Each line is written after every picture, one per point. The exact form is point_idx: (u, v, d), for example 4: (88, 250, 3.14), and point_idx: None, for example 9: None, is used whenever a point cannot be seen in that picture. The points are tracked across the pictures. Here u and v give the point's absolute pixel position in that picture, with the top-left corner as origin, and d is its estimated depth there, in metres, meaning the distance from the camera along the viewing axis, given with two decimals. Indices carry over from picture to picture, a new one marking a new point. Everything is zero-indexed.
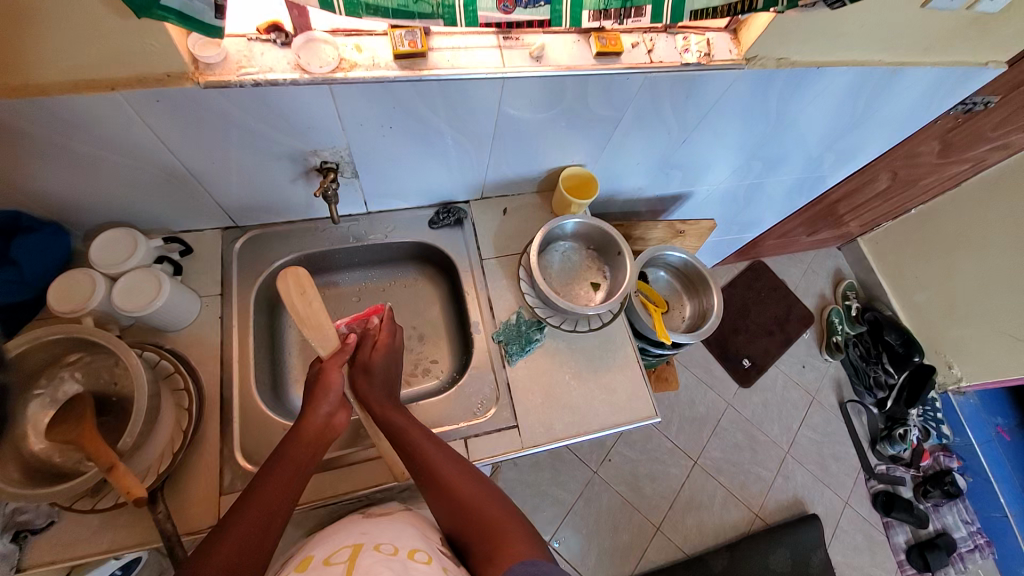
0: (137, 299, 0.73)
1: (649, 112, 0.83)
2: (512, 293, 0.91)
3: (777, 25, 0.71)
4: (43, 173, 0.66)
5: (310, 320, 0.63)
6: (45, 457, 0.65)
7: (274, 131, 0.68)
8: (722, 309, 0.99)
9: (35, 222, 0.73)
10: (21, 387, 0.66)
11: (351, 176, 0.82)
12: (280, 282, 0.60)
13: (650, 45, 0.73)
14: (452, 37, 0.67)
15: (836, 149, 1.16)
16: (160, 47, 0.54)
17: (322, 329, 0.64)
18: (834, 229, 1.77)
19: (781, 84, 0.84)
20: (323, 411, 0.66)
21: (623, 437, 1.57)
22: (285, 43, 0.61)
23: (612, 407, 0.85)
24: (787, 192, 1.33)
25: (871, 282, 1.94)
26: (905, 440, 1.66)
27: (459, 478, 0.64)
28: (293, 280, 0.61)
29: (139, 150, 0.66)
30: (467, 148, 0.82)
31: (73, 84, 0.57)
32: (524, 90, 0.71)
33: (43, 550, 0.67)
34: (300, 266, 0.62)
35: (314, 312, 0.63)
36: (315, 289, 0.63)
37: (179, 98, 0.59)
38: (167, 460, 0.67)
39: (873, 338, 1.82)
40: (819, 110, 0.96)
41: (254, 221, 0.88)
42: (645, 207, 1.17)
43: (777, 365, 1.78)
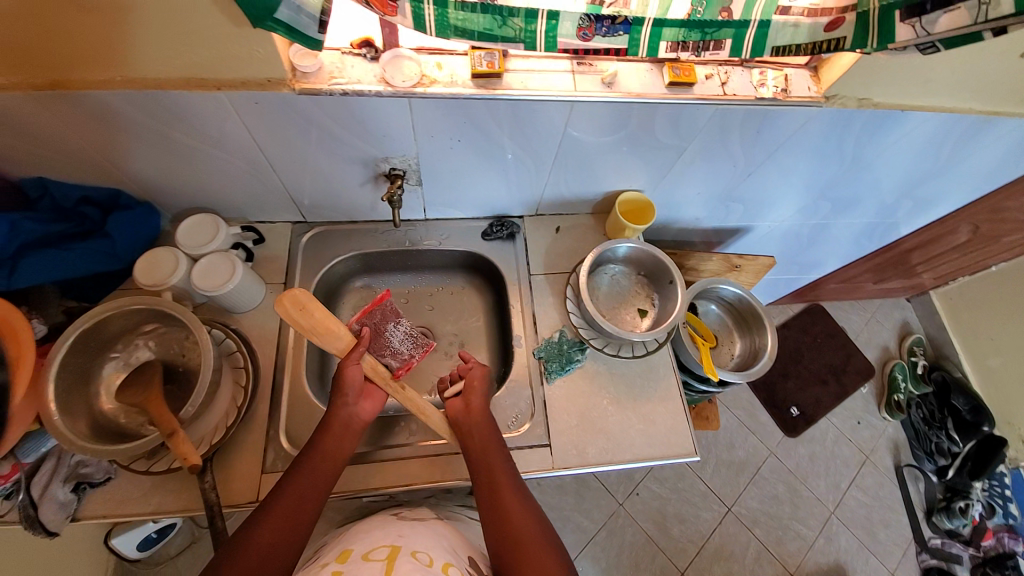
0: (212, 279, 0.79)
1: (715, 143, 0.82)
2: (557, 310, 0.91)
3: (860, 66, 0.68)
4: (148, 159, 0.74)
5: (318, 329, 0.58)
6: (112, 416, 0.71)
7: (353, 137, 0.73)
8: (775, 351, 0.95)
9: (133, 201, 0.82)
10: (100, 350, 0.72)
11: (415, 184, 0.85)
12: (276, 306, 0.55)
13: (724, 77, 0.73)
14: (528, 60, 0.70)
15: (915, 195, 1.09)
16: (264, 54, 0.60)
17: (332, 333, 0.60)
18: (903, 279, 1.65)
19: (860, 126, 0.81)
20: (346, 404, 0.67)
21: (654, 472, 1.52)
22: (374, 57, 0.66)
23: (649, 439, 0.82)
24: (854, 236, 1.27)
25: (941, 340, 1.80)
26: (966, 515, 1.51)
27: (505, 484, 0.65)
28: (292, 302, 0.55)
29: (231, 145, 0.72)
30: (528, 165, 0.84)
31: (186, 82, 0.63)
32: (593, 114, 0.73)
33: (96, 503, 0.72)
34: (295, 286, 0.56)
35: (320, 322, 0.58)
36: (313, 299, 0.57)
37: (274, 101, 0.65)
38: (220, 433, 0.72)
39: (939, 401, 1.69)
40: (899, 154, 0.92)
41: (322, 218, 0.93)
42: (700, 238, 1.14)
43: (828, 418, 1.67)
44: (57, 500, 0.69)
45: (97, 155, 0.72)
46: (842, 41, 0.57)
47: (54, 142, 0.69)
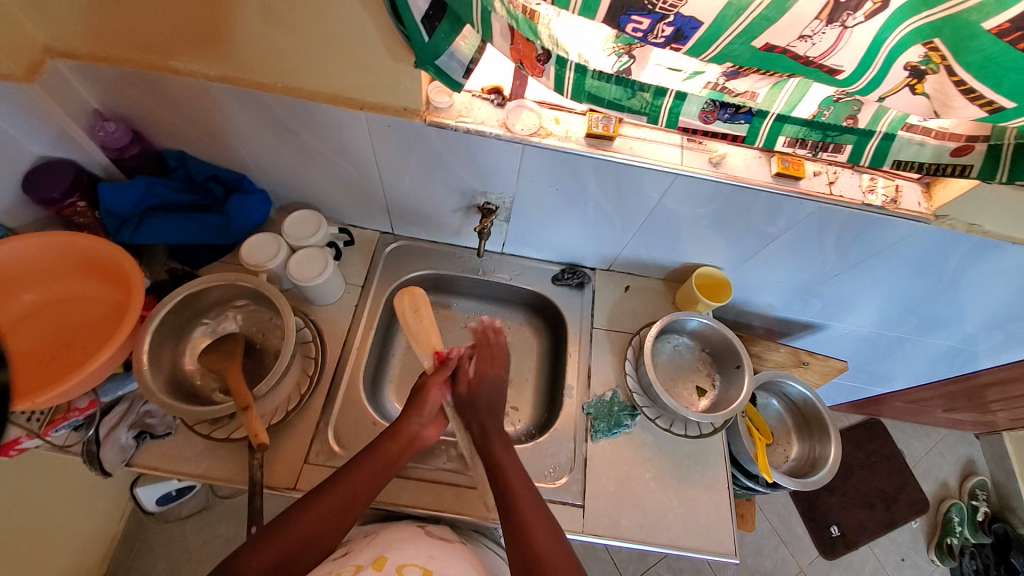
0: (305, 271, 0.84)
1: (809, 238, 0.81)
2: (613, 370, 0.91)
3: (976, 193, 0.67)
4: (276, 153, 0.82)
5: (421, 335, 0.75)
6: (189, 376, 0.76)
7: (462, 169, 0.78)
8: (837, 465, 0.90)
9: (252, 186, 0.90)
10: (196, 313, 0.79)
11: (503, 221, 0.89)
12: (400, 301, 0.76)
13: (832, 177, 0.73)
14: (640, 129, 0.73)
15: (1012, 330, 1.02)
16: (409, 86, 0.66)
17: (429, 343, 0.75)
18: (980, 413, 1.52)
19: (966, 249, 0.78)
20: (417, 422, 0.70)
21: (669, 560, 1.43)
22: (499, 104, 0.71)
23: (686, 526, 0.78)
24: (934, 357, 1.19)
25: (1007, 489, 1.62)
26: None
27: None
28: (409, 300, 0.76)
29: (351, 154, 0.79)
30: (615, 223, 0.85)
31: (334, 98, 0.70)
32: (691, 189, 0.74)
33: (151, 454, 0.77)
34: (416, 290, 0.77)
35: (425, 327, 0.75)
36: (426, 308, 0.76)
37: (405, 127, 0.71)
38: (280, 415, 0.76)
39: (996, 556, 1.51)
40: (1001, 285, 0.87)
41: (407, 233, 0.99)
42: (759, 324, 1.11)
43: (872, 547, 1.52)
44: (119, 442, 0.74)
45: (234, 140, 0.81)
46: (968, 169, 0.56)
47: (203, 123, 0.78)
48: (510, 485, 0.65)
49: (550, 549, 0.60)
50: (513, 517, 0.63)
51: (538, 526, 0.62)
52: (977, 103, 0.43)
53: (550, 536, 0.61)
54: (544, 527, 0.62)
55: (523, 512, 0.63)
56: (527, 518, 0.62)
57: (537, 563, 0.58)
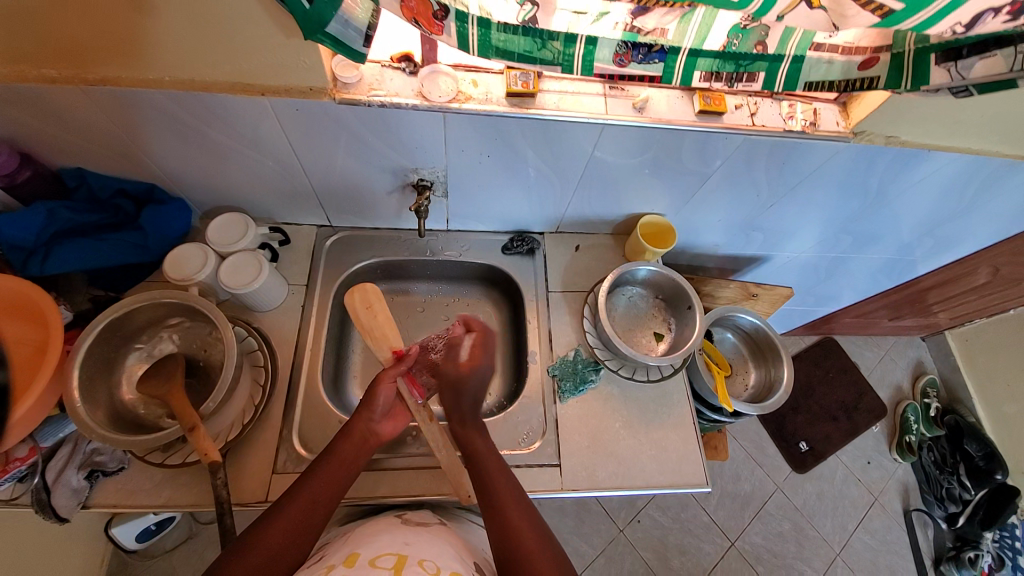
0: (238, 278, 0.80)
1: (740, 172, 0.82)
2: (573, 330, 0.92)
3: (890, 104, 0.69)
4: (183, 156, 0.76)
5: (376, 330, 0.70)
6: (130, 406, 0.72)
7: (386, 147, 0.75)
8: (791, 385, 0.94)
9: (166, 196, 0.84)
10: (126, 339, 0.74)
11: (441, 196, 0.87)
12: (350, 298, 0.70)
13: (753, 108, 0.74)
14: (561, 82, 0.72)
15: (937, 235, 1.09)
16: (310, 64, 0.62)
17: (385, 339, 0.70)
18: (921, 317, 1.63)
19: (887, 162, 0.81)
20: (370, 418, 0.68)
21: (656, 500, 1.50)
22: (412, 72, 0.68)
23: (660, 466, 0.81)
24: (874, 271, 1.26)
25: (956, 383, 1.77)
26: (976, 566, 1.47)
27: (537, 546, 0.61)
28: (361, 296, 0.71)
29: (266, 146, 0.74)
30: (552, 182, 0.84)
31: (232, 86, 0.65)
32: (621, 138, 0.74)
33: (107, 492, 0.73)
34: (367, 284, 0.71)
35: (381, 323, 0.70)
36: (379, 302, 0.71)
37: (316, 109, 0.67)
38: (237, 429, 0.73)
39: (951, 445, 1.66)
40: (922, 193, 0.92)
41: (346, 223, 0.95)
42: (715, 265, 1.15)
43: (838, 455, 1.64)
44: (70, 485, 0.70)
45: (137, 149, 0.75)
46: (874, 80, 0.58)
47: (94, 134, 0.71)
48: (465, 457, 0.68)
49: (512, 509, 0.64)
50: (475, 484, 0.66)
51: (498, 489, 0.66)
52: (869, 9, 0.43)
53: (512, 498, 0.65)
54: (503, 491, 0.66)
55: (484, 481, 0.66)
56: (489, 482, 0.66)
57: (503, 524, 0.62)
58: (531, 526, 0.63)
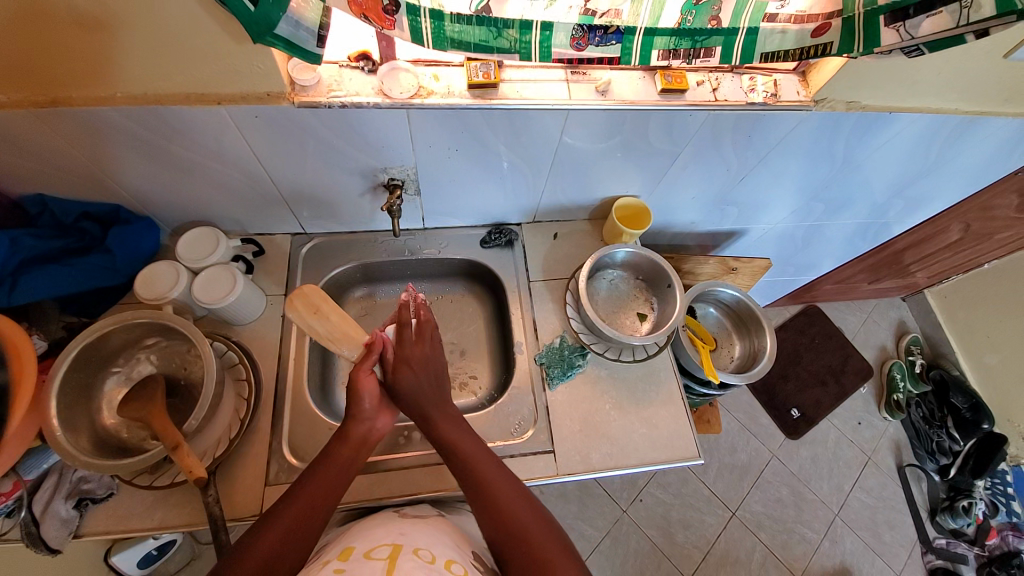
0: (213, 292, 0.79)
1: (708, 147, 0.83)
2: (557, 317, 0.92)
3: (848, 70, 0.70)
4: (145, 174, 0.75)
5: (337, 330, 0.67)
6: (114, 431, 0.70)
7: (352, 149, 0.74)
8: (774, 353, 0.96)
9: (132, 215, 0.82)
10: (103, 364, 0.72)
11: (413, 194, 0.86)
12: (291, 308, 0.64)
13: (715, 84, 0.75)
14: (522, 70, 0.71)
15: (906, 195, 1.11)
16: (265, 69, 0.61)
17: (348, 335, 0.68)
18: (898, 278, 1.67)
19: (850, 128, 0.83)
20: (365, 419, 0.68)
21: (656, 478, 1.52)
22: (371, 70, 0.67)
23: (652, 443, 0.83)
24: (848, 236, 1.28)
25: (938, 339, 1.81)
26: (970, 514, 1.51)
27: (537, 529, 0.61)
28: (302, 301, 0.65)
29: (229, 156, 0.73)
30: (523, 172, 0.84)
31: (187, 97, 0.64)
32: (587, 122, 0.74)
33: (99, 519, 0.71)
34: (307, 287, 0.65)
35: (338, 322, 0.67)
36: (326, 304, 0.66)
37: (275, 115, 0.66)
38: (223, 445, 0.72)
39: (938, 400, 1.70)
40: (888, 156, 0.93)
41: (321, 229, 0.94)
42: (695, 242, 1.16)
43: (829, 419, 1.67)
44: (59, 516, 0.69)
45: (97, 170, 0.73)
46: (829, 47, 0.58)
47: (52, 157, 0.69)
48: (458, 451, 0.67)
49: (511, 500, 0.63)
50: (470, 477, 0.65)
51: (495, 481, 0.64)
52: None
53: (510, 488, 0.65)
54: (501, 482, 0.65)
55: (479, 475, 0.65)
56: (484, 474, 0.65)
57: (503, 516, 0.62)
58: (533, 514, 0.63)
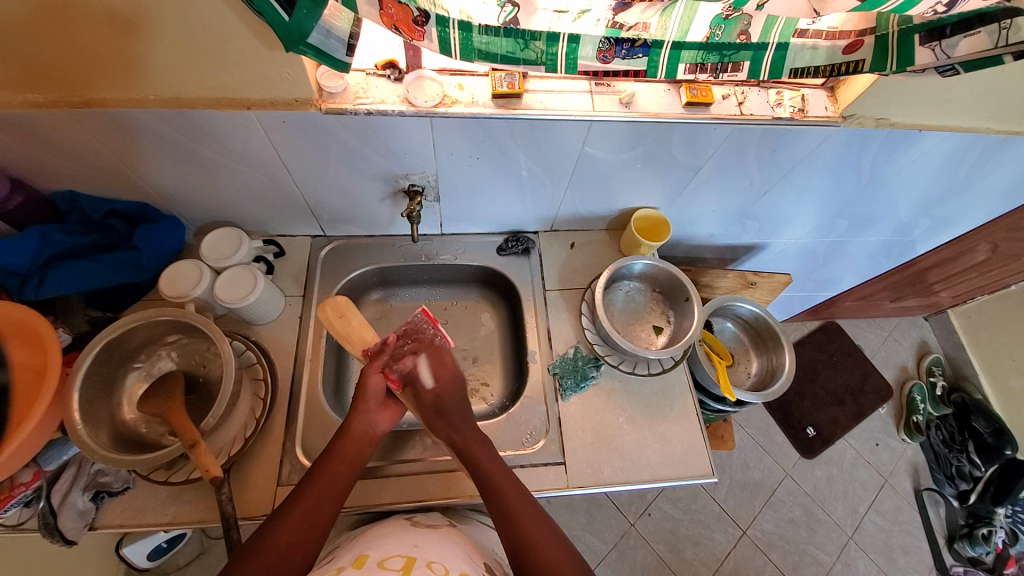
0: (234, 291, 0.80)
1: (731, 161, 0.82)
2: (572, 327, 0.92)
3: (878, 87, 0.69)
4: (171, 174, 0.76)
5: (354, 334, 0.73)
6: (133, 426, 0.72)
7: (375, 155, 0.75)
8: (793, 371, 0.94)
9: (158, 214, 0.83)
10: (125, 359, 0.74)
11: (433, 200, 0.87)
12: (320, 309, 0.73)
13: (741, 98, 0.74)
14: (546, 80, 0.72)
15: (933, 214, 1.08)
16: (294, 76, 0.62)
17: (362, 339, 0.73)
18: (922, 297, 1.63)
19: (878, 144, 0.81)
20: (367, 413, 0.69)
21: (665, 492, 1.50)
22: (397, 78, 0.68)
23: (665, 459, 0.81)
24: (872, 254, 1.25)
25: (961, 361, 1.76)
26: (989, 542, 1.46)
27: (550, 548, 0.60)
28: (332, 308, 0.73)
29: (255, 160, 0.74)
30: (543, 182, 0.84)
31: (216, 100, 0.65)
32: (610, 133, 0.74)
33: (115, 512, 0.73)
34: (336, 295, 0.74)
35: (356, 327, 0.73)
36: (351, 311, 0.74)
37: (302, 120, 0.67)
38: (239, 444, 0.73)
39: (959, 423, 1.66)
40: (915, 174, 0.91)
41: (340, 232, 0.95)
42: (713, 255, 1.14)
43: (845, 439, 1.64)
44: (76, 508, 0.70)
45: (127, 169, 0.75)
46: (860, 64, 0.57)
47: (86, 156, 0.71)
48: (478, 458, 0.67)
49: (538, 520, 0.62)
50: (491, 488, 0.64)
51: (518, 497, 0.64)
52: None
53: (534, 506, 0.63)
54: (521, 498, 0.64)
55: (498, 481, 0.65)
56: (503, 489, 0.64)
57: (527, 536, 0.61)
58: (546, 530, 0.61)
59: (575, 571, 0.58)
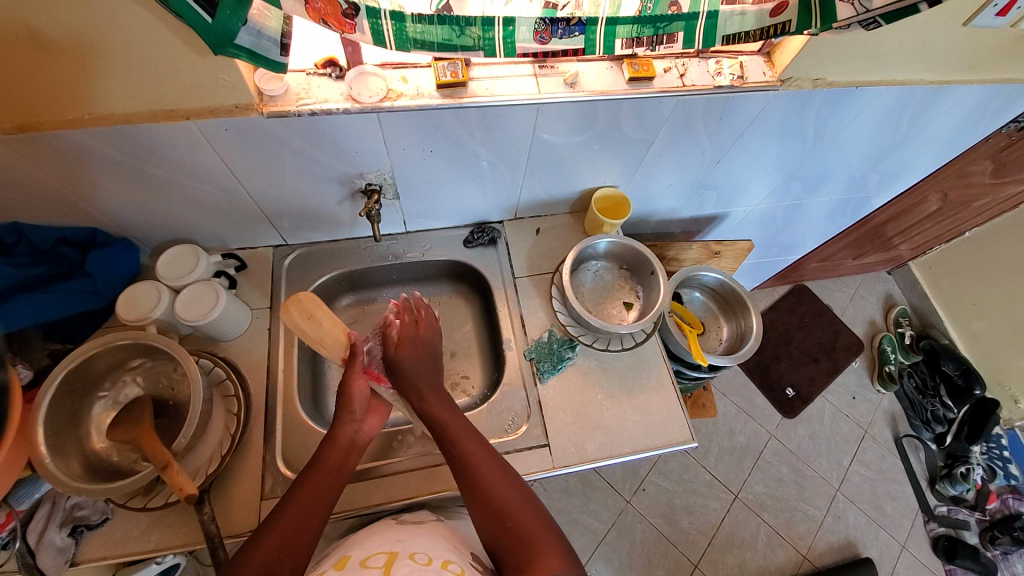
0: (196, 309, 0.79)
1: (681, 133, 0.84)
2: (545, 311, 0.93)
3: (811, 48, 0.71)
4: (117, 195, 0.74)
5: (328, 335, 0.67)
6: (103, 455, 0.70)
7: (326, 156, 0.74)
8: (761, 332, 0.97)
9: (110, 238, 0.81)
10: (88, 389, 0.71)
11: (392, 198, 0.86)
12: (285, 313, 0.64)
13: (682, 69, 0.75)
14: (490, 67, 0.72)
15: (881, 168, 1.12)
16: (231, 81, 0.61)
17: (334, 343, 0.68)
18: (882, 252, 1.69)
19: (818, 104, 0.84)
20: (353, 421, 0.69)
21: (658, 466, 1.52)
22: (339, 76, 0.67)
23: (646, 430, 0.83)
24: (829, 213, 1.29)
25: (925, 309, 1.83)
26: (968, 480, 1.52)
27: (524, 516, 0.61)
28: (297, 308, 0.65)
29: (204, 173, 0.73)
30: (501, 170, 0.85)
31: (153, 114, 0.63)
32: (559, 115, 0.75)
33: (96, 545, 0.70)
34: (301, 293, 0.65)
35: (329, 327, 0.67)
36: (319, 310, 0.66)
37: (245, 127, 0.66)
38: (216, 462, 0.72)
39: (929, 369, 1.72)
40: (859, 130, 0.95)
41: (303, 239, 0.94)
42: (679, 229, 1.17)
43: (824, 395, 1.69)
44: (55, 545, 0.68)
45: (70, 194, 0.72)
46: (788, 24, 0.59)
47: (24, 185, 0.69)
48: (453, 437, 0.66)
49: (520, 509, 0.61)
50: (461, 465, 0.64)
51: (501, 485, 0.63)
52: None
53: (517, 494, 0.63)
54: (492, 470, 0.64)
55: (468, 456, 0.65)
56: (476, 465, 0.64)
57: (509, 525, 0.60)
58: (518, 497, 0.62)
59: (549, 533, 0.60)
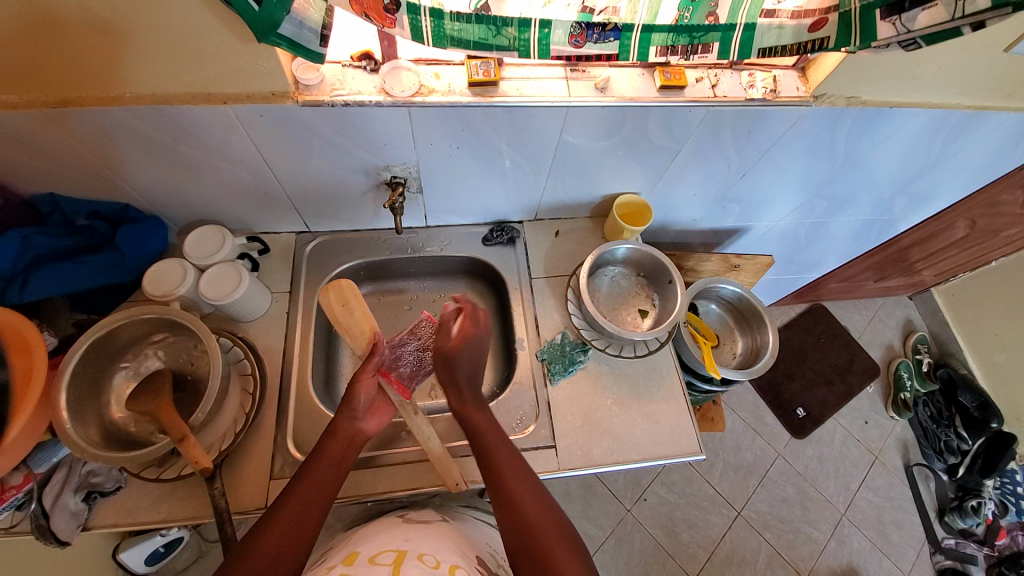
0: (219, 288, 0.81)
1: (709, 144, 0.83)
2: (559, 313, 0.93)
3: (848, 65, 0.70)
4: (150, 172, 0.76)
5: (351, 321, 0.70)
6: (121, 424, 0.72)
7: (355, 148, 0.75)
8: (776, 349, 0.96)
9: (140, 214, 0.83)
10: (111, 359, 0.73)
11: (415, 192, 0.87)
12: (325, 295, 0.71)
13: (714, 80, 0.75)
14: (522, 68, 0.72)
15: (910, 191, 1.10)
16: (270, 69, 0.62)
17: (356, 336, 0.70)
18: (905, 276, 1.66)
19: (850, 122, 0.83)
20: (352, 417, 0.68)
21: (661, 477, 1.52)
22: (373, 69, 0.68)
23: (653, 439, 0.83)
24: (853, 233, 1.27)
25: (945, 338, 1.80)
26: (979, 514, 1.49)
27: (540, 517, 0.60)
28: (335, 293, 0.71)
29: (234, 155, 0.74)
30: (525, 170, 0.85)
31: (192, 96, 0.65)
32: (587, 119, 0.75)
33: (107, 512, 0.73)
34: (342, 282, 0.71)
35: (356, 316, 0.70)
36: (354, 300, 0.71)
37: (279, 113, 0.67)
38: (229, 439, 0.73)
39: (946, 399, 1.69)
40: (890, 151, 0.93)
41: (325, 227, 0.96)
42: (699, 240, 1.16)
43: (835, 418, 1.66)
44: (68, 508, 0.70)
45: (107, 170, 0.74)
46: (826, 40, 0.58)
47: (66, 159, 0.71)
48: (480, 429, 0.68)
49: (535, 508, 0.61)
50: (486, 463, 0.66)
51: (518, 482, 0.63)
52: None
53: (533, 494, 0.63)
54: (514, 468, 0.65)
55: (494, 453, 0.66)
56: (500, 464, 0.65)
57: (524, 530, 0.59)
58: (536, 498, 0.62)
59: (563, 536, 0.59)
